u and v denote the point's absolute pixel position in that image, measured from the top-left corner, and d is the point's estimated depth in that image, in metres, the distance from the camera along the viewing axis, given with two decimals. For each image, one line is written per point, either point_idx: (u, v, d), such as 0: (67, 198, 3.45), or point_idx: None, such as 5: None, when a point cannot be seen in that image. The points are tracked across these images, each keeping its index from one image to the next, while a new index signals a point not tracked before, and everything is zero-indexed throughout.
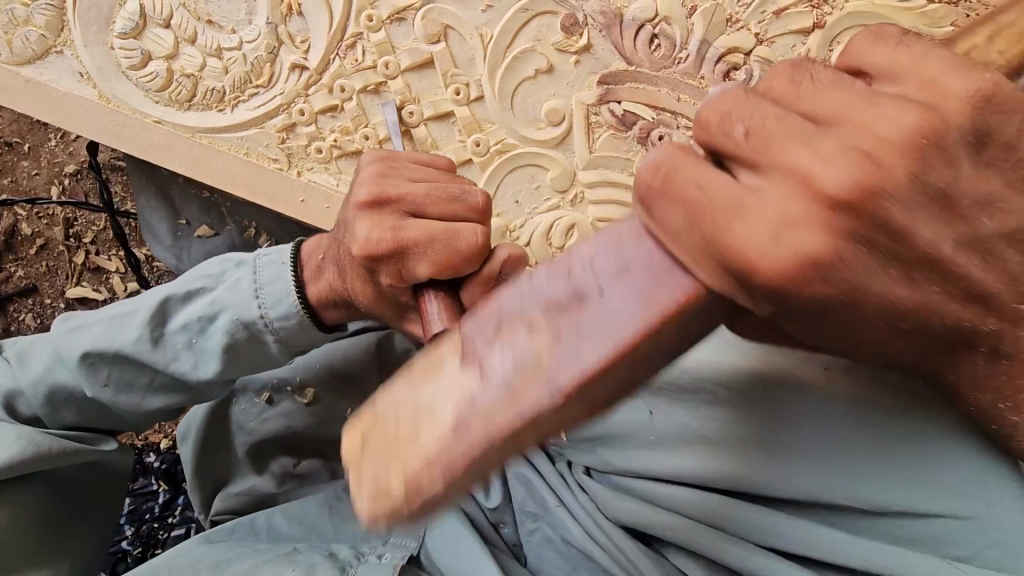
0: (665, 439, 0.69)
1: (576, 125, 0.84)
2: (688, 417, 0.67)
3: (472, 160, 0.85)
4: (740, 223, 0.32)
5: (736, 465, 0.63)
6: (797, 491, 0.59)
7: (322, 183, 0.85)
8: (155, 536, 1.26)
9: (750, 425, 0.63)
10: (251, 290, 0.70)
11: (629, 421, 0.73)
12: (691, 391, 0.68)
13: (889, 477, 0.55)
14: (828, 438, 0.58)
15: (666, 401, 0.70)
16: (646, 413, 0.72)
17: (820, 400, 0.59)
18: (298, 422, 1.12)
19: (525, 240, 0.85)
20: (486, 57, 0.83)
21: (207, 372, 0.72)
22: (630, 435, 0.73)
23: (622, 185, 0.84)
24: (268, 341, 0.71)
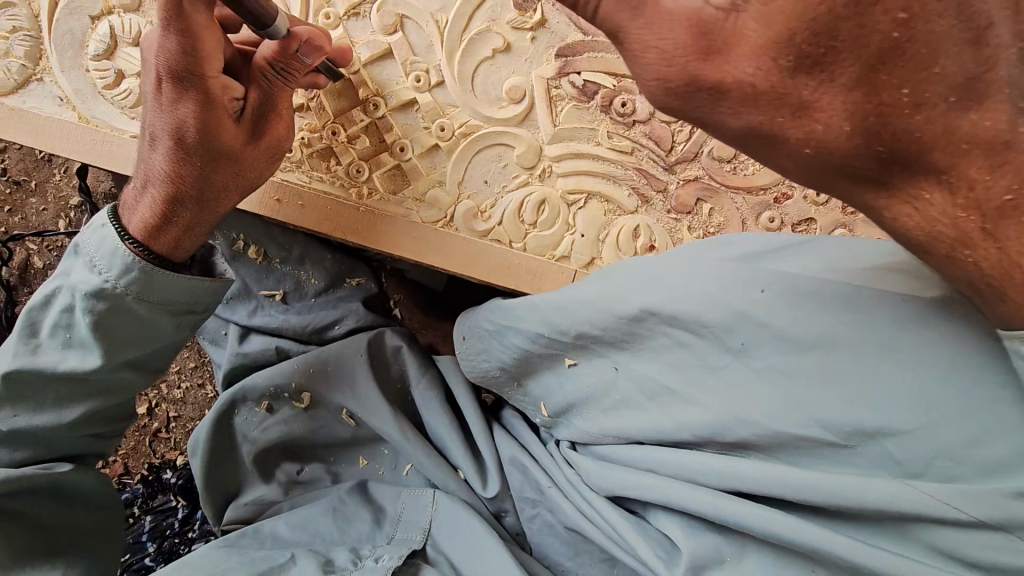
0: (636, 400, 0.74)
1: (538, 100, 0.84)
2: (653, 369, 0.72)
3: (439, 146, 0.86)
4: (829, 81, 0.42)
5: (706, 412, 0.66)
6: (762, 433, 0.63)
7: (294, 182, 0.87)
8: (176, 551, 1.26)
9: (705, 361, 0.68)
10: (87, 260, 0.71)
11: (595, 382, 0.78)
12: (651, 342, 0.71)
13: (845, 389, 0.59)
14: (788, 379, 0.62)
15: (628, 355, 0.74)
16: (612, 368, 0.76)
17: (770, 321, 0.63)
18: (297, 428, 1.14)
19: (498, 219, 0.86)
20: (443, 42, 0.84)
21: (102, 358, 0.72)
22: (594, 389, 0.78)
23: (590, 156, 0.84)
24: (137, 306, 0.72)
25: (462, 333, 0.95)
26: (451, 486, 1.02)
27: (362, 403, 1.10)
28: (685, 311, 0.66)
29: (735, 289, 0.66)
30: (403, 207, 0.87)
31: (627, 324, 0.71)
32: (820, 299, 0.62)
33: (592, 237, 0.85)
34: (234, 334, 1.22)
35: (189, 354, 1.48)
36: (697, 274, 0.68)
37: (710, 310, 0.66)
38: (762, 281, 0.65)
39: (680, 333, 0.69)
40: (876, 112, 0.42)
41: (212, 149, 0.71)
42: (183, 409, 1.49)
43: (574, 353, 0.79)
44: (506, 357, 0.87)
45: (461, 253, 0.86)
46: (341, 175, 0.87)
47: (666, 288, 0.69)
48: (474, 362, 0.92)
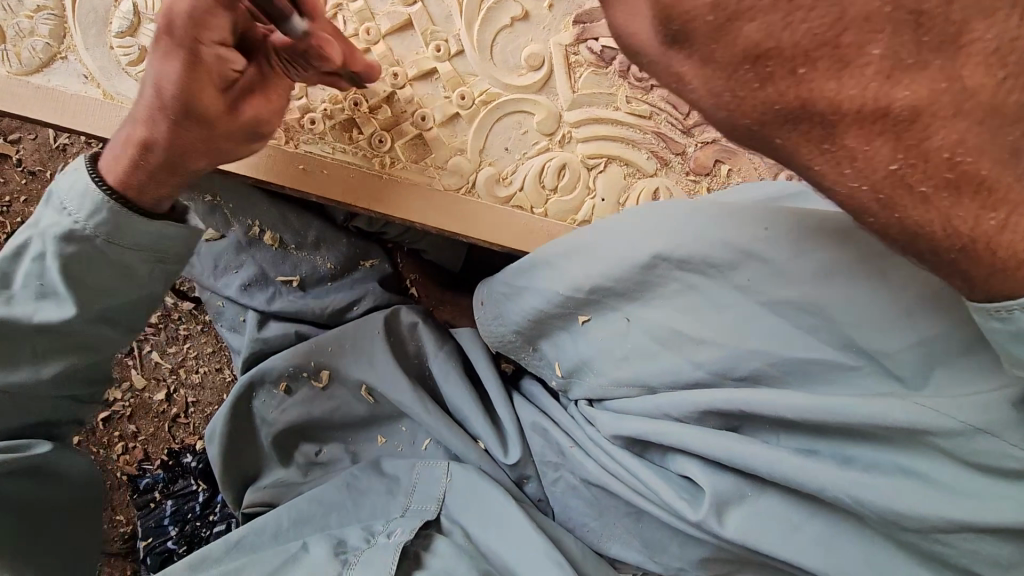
0: (648, 349, 0.74)
1: (557, 67, 0.86)
2: (667, 317, 0.72)
3: (459, 114, 0.87)
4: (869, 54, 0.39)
5: (725, 352, 0.68)
6: (786, 368, 0.65)
7: (317, 153, 0.88)
8: (198, 533, 1.32)
9: (720, 306, 0.68)
10: (52, 207, 0.72)
11: (608, 333, 0.79)
12: (672, 295, 0.72)
13: (857, 320, 0.61)
14: (813, 322, 0.63)
15: (638, 304, 0.75)
16: (624, 320, 0.77)
17: (781, 262, 0.64)
18: (316, 409, 1.16)
19: (519, 185, 0.87)
20: (463, 13, 0.85)
21: (78, 308, 0.74)
22: (608, 343, 0.79)
23: (609, 121, 0.86)
24: (108, 248, 0.72)
25: (479, 297, 0.96)
26: (468, 453, 1.03)
27: (381, 377, 1.11)
28: (712, 264, 0.67)
29: (742, 229, 0.66)
30: (425, 176, 0.88)
31: (640, 274, 0.72)
32: (828, 238, 0.63)
33: (613, 201, 0.86)
34: (252, 320, 1.23)
35: (206, 340, 1.49)
36: (699, 216, 0.69)
37: (733, 261, 0.66)
38: (765, 219, 0.66)
39: (693, 278, 0.70)
40: (895, 71, 0.38)
41: (231, 112, 0.72)
42: (202, 394, 1.49)
43: (585, 309, 0.80)
44: (521, 319, 0.89)
45: (482, 222, 0.88)
46: (364, 146, 0.88)
47: (673, 231, 0.69)
48: (493, 328, 0.94)
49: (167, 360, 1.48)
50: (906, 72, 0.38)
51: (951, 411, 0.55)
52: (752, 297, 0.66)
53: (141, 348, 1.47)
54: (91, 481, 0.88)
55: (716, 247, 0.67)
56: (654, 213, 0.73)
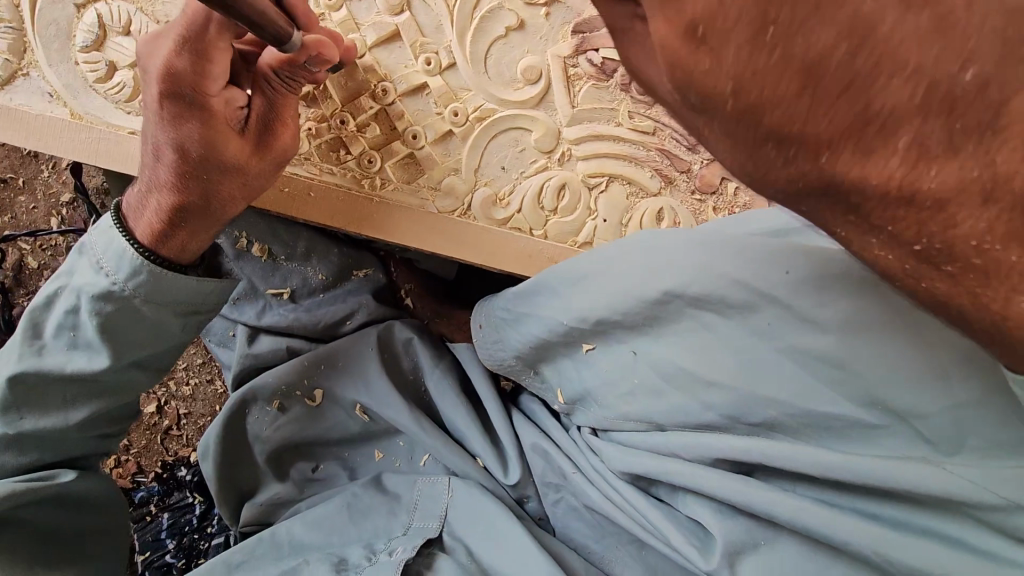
0: (657, 386, 0.73)
1: (555, 81, 0.81)
2: (676, 354, 0.71)
3: (452, 132, 0.82)
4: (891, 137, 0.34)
5: (733, 391, 0.67)
6: (802, 413, 0.64)
7: (302, 174, 0.83)
8: (196, 547, 1.30)
9: (729, 344, 0.67)
10: (91, 262, 0.70)
11: (615, 366, 0.78)
12: (688, 330, 0.70)
13: (866, 367, 0.60)
14: (834, 370, 0.62)
15: (649, 338, 0.73)
16: (630, 353, 0.76)
17: (804, 309, 0.62)
18: (310, 429, 1.13)
19: (517, 206, 0.83)
20: (454, 23, 0.80)
21: (110, 360, 0.72)
22: (618, 375, 0.77)
23: (610, 137, 0.81)
24: (139, 307, 0.70)
25: (478, 319, 0.94)
26: (467, 470, 1.02)
27: (375, 396, 1.08)
28: (725, 302, 0.66)
29: (768, 271, 0.64)
30: (417, 198, 0.84)
31: (651, 309, 0.71)
32: (847, 284, 0.61)
33: (615, 223, 0.83)
34: (242, 335, 1.19)
35: (196, 351, 1.45)
36: (720, 255, 0.66)
37: (747, 298, 0.65)
38: (788, 261, 0.63)
39: (707, 318, 0.69)
40: (924, 154, 0.34)
41: (272, 163, 0.73)
42: (194, 406, 1.46)
43: (591, 338, 0.78)
44: (523, 345, 0.86)
45: (479, 245, 0.84)
46: (352, 167, 0.83)
47: (693, 270, 0.67)
48: (492, 351, 0.92)
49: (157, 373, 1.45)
50: (932, 152, 0.34)
51: (982, 483, 0.56)
52: (768, 342, 0.65)
53: None
54: (113, 507, 0.81)
55: (739, 290, 0.65)
56: (670, 242, 0.70)
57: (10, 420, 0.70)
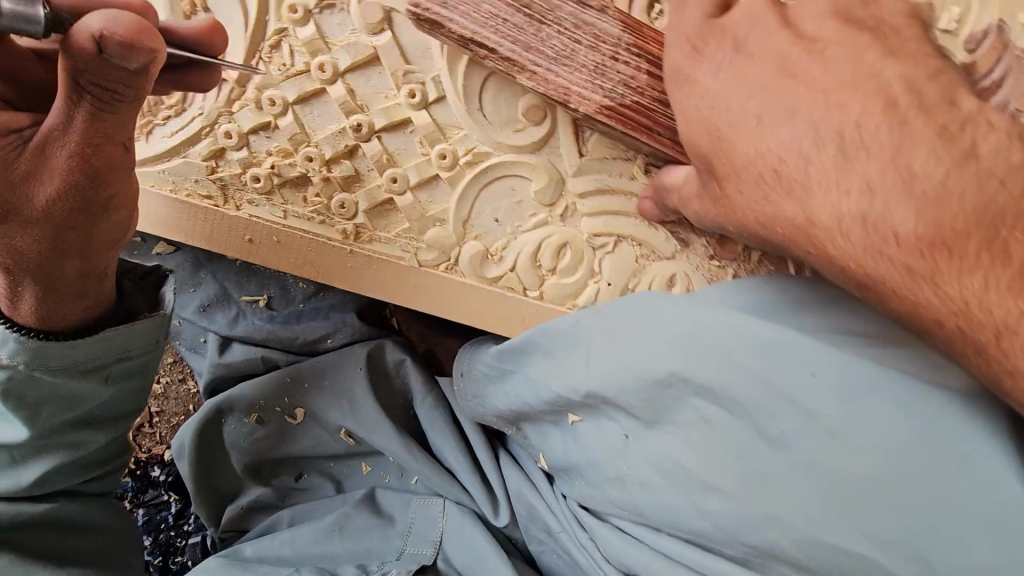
0: (649, 480, 0.62)
1: (561, 124, 0.69)
2: (674, 446, 0.59)
3: (439, 177, 0.71)
4: (812, 195, 0.47)
5: (736, 509, 0.56)
6: (810, 546, 0.53)
7: (264, 218, 0.72)
8: (173, 545, 1.32)
9: (736, 453, 0.56)
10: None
11: (601, 447, 0.67)
12: (685, 425, 0.59)
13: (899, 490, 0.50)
14: (860, 494, 0.51)
15: (644, 426, 0.62)
16: (620, 437, 0.65)
17: (831, 423, 0.52)
18: (289, 446, 1.06)
19: (511, 264, 0.73)
20: (443, 48, 0.66)
21: (29, 426, 0.66)
22: (597, 454, 0.67)
23: (622, 192, 0.71)
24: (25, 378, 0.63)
25: (459, 367, 0.84)
26: (459, 496, 0.97)
27: (361, 420, 0.99)
28: (733, 400, 0.55)
29: (785, 373, 0.54)
30: (397, 250, 0.73)
31: (652, 393, 0.60)
32: (879, 398, 0.51)
33: (620, 287, 0.74)
34: (214, 343, 1.06)
35: (166, 349, 1.38)
36: (738, 344, 0.56)
37: (763, 403, 0.54)
38: (815, 364, 0.53)
39: (708, 412, 0.57)
40: (870, 216, 0.45)
41: (84, 209, 0.52)
42: (166, 405, 1.40)
43: (579, 411, 0.68)
44: (503, 405, 0.77)
45: (465, 302, 0.75)
46: (322, 210, 0.72)
47: (702, 356, 0.57)
48: (470, 405, 0.83)
49: None
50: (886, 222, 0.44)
51: None
52: (781, 455, 0.54)
53: None
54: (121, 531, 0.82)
55: (754, 387, 0.54)
56: (683, 317, 0.59)
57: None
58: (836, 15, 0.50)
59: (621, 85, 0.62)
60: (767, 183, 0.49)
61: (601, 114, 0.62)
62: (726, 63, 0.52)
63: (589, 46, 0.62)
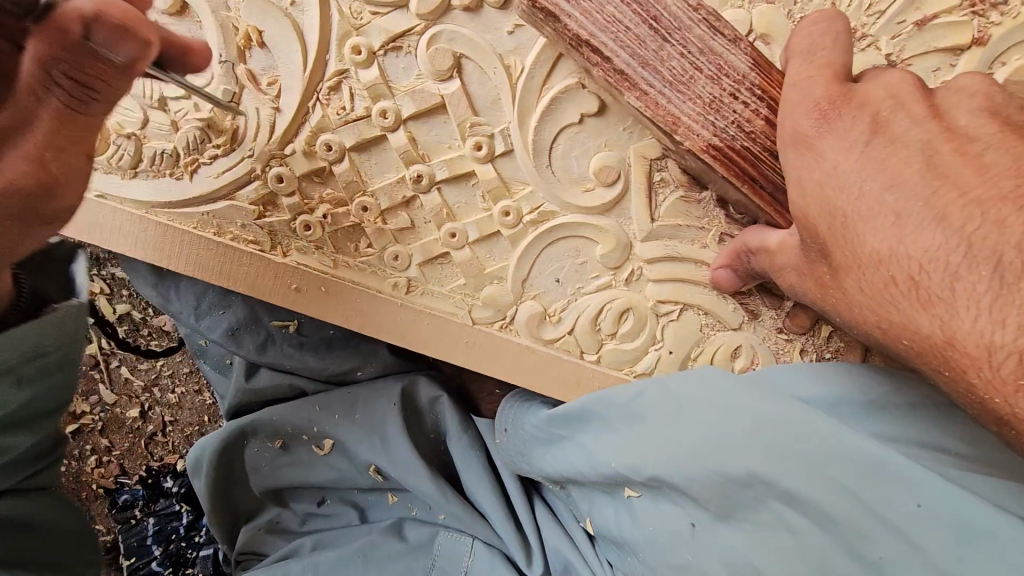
0: (713, 573, 0.59)
1: (634, 185, 0.65)
2: (742, 544, 0.57)
3: (500, 234, 0.67)
4: (951, 314, 0.42)
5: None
6: None
7: (310, 266, 0.68)
8: (184, 556, 1.30)
9: (816, 562, 0.53)
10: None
11: (661, 528, 0.64)
12: (764, 527, 0.56)
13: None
14: None
15: (715, 522, 0.59)
16: (686, 524, 0.62)
17: (930, 555, 0.49)
18: (314, 475, 1.04)
19: (570, 326, 0.70)
20: (516, 100, 0.62)
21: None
22: (660, 537, 0.64)
23: (693, 260, 0.67)
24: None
25: (503, 421, 0.83)
26: (490, 538, 0.95)
27: (393, 459, 0.97)
28: (826, 515, 0.52)
29: (884, 493, 0.51)
30: (450, 305, 0.70)
31: (726, 488, 0.57)
32: (991, 543, 0.48)
33: (681, 356, 0.70)
34: (240, 366, 1.07)
35: (182, 357, 1.34)
36: (830, 454, 0.53)
37: (853, 520, 0.51)
38: (920, 492, 0.50)
39: (790, 518, 0.54)
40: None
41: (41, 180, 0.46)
42: (180, 415, 1.36)
43: (635, 486, 0.66)
44: (551, 469, 0.75)
45: (517, 364, 0.71)
46: (374, 262, 0.68)
47: (790, 461, 0.54)
48: (515, 463, 0.81)
49: (140, 377, 1.35)
50: None
51: None
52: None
53: (109, 361, 1.35)
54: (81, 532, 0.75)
55: (840, 504, 0.52)
56: (768, 414, 0.56)
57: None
58: (980, 110, 0.46)
59: (734, 126, 0.56)
60: (896, 287, 0.45)
61: (706, 154, 0.56)
62: (859, 143, 0.47)
63: (710, 76, 0.55)
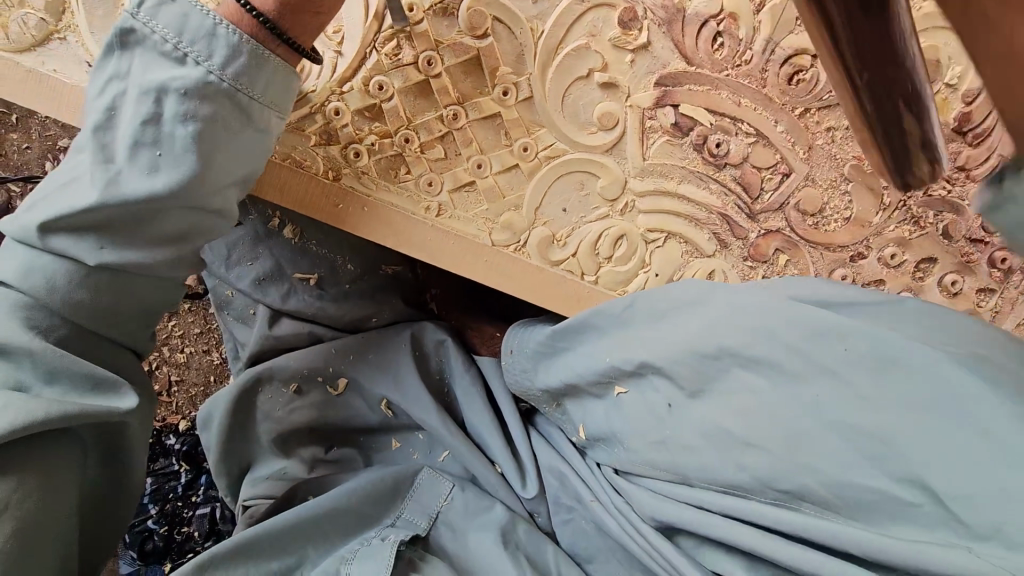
0: (691, 442, 0.71)
1: (630, 131, 0.80)
2: (713, 412, 0.70)
3: (518, 167, 0.81)
4: None
5: (767, 461, 0.65)
6: (841, 487, 0.61)
7: (359, 189, 0.80)
8: (180, 514, 1.28)
9: (772, 414, 0.66)
10: (149, 39, 0.63)
11: (644, 414, 0.76)
12: (729, 391, 0.69)
13: (898, 434, 0.58)
14: (890, 439, 0.58)
15: (689, 398, 0.72)
16: (664, 405, 0.74)
17: (856, 385, 0.62)
18: (326, 414, 1.10)
19: (573, 249, 0.83)
20: (537, 55, 0.77)
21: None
22: (642, 415, 0.76)
23: (675, 195, 0.82)
24: (251, 107, 0.66)
25: (509, 344, 0.95)
26: (487, 476, 0.99)
27: (403, 392, 1.06)
28: (778, 368, 0.66)
29: (822, 347, 0.64)
30: (473, 228, 0.82)
31: (701, 364, 0.70)
32: (903, 367, 0.60)
33: (666, 277, 0.84)
34: (262, 317, 1.14)
35: (194, 320, 1.42)
36: (777, 322, 0.67)
37: (796, 370, 0.65)
38: (845, 339, 0.63)
39: (750, 380, 0.68)
40: None
41: None
42: (186, 374, 1.42)
43: (625, 382, 0.78)
44: (551, 381, 0.87)
45: (529, 279, 0.84)
46: (411, 187, 0.81)
47: (747, 334, 0.67)
48: (519, 381, 0.92)
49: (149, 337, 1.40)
50: None
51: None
52: (813, 413, 0.63)
53: None
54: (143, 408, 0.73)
55: (789, 361, 0.65)
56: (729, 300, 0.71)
57: (43, 232, 0.65)
58: None
59: None
60: None
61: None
62: None
63: None
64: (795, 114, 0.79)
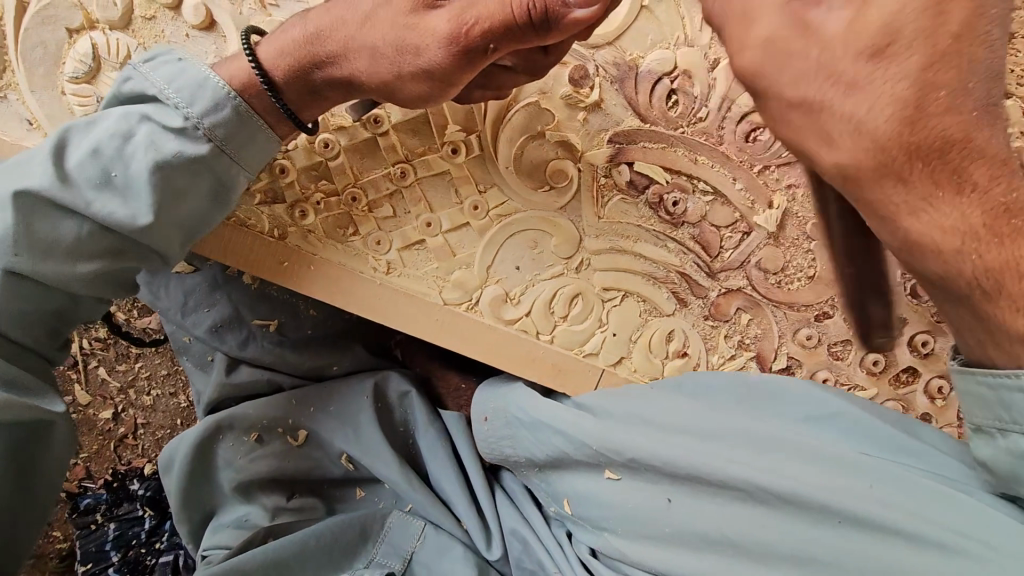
0: (694, 543, 0.68)
1: (584, 187, 0.78)
2: (716, 511, 0.67)
3: (470, 225, 0.79)
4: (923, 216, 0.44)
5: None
6: None
7: (305, 247, 0.78)
8: (142, 562, 1.22)
9: (780, 526, 0.64)
10: (141, 85, 0.65)
11: (637, 505, 0.72)
12: (723, 490, 0.67)
13: (924, 534, 0.58)
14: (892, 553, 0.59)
15: (687, 492, 0.69)
16: (663, 499, 0.71)
17: (853, 496, 0.61)
18: (287, 466, 1.06)
19: (527, 309, 0.80)
20: (486, 112, 0.75)
21: None
22: (635, 509, 0.72)
23: (633, 254, 0.79)
24: (220, 159, 0.66)
25: (481, 411, 0.89)
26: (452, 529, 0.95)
27: (362, 445, 1.03)
28: (779, 474, 0.64)
29: (818, 460, 0.64)
30: (424, 287, 0.80)
31: (695, 461, 0.68)
32: (891, 476, 0.62)
33: (623, 337, 0.81)
34: (221, 362, 1.12)
35: (161, 362, 1.39)
36: (776, 431, 0.68)
37: (793, 478, 0.64)
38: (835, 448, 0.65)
39: (753, 484, 0.65)
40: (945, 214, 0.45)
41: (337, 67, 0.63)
42: (153, 416, 1.40)
43: (615, 468, 0.73)
44: (539, 452, 0.80)
45: (485, 340, 0.81)
46: (360, 246, 0.79)
47: (743, 437, 0.68)
48: (496, 446, 0.85)
49: (116, 379, 1.38)
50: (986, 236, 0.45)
51: None
52: (819, 524, 0.62)
53: (87, 363, 1.38)
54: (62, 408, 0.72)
55: (802, 470, 0.64)
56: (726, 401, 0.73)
57: None
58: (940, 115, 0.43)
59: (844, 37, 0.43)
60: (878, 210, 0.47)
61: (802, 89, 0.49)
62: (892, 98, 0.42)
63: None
64: (754, 171, 0.76)
